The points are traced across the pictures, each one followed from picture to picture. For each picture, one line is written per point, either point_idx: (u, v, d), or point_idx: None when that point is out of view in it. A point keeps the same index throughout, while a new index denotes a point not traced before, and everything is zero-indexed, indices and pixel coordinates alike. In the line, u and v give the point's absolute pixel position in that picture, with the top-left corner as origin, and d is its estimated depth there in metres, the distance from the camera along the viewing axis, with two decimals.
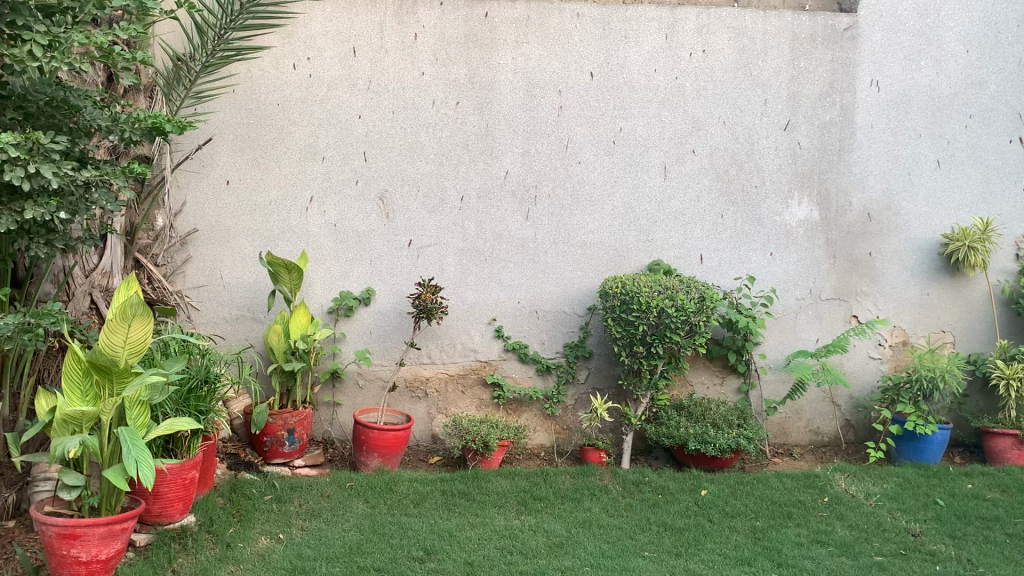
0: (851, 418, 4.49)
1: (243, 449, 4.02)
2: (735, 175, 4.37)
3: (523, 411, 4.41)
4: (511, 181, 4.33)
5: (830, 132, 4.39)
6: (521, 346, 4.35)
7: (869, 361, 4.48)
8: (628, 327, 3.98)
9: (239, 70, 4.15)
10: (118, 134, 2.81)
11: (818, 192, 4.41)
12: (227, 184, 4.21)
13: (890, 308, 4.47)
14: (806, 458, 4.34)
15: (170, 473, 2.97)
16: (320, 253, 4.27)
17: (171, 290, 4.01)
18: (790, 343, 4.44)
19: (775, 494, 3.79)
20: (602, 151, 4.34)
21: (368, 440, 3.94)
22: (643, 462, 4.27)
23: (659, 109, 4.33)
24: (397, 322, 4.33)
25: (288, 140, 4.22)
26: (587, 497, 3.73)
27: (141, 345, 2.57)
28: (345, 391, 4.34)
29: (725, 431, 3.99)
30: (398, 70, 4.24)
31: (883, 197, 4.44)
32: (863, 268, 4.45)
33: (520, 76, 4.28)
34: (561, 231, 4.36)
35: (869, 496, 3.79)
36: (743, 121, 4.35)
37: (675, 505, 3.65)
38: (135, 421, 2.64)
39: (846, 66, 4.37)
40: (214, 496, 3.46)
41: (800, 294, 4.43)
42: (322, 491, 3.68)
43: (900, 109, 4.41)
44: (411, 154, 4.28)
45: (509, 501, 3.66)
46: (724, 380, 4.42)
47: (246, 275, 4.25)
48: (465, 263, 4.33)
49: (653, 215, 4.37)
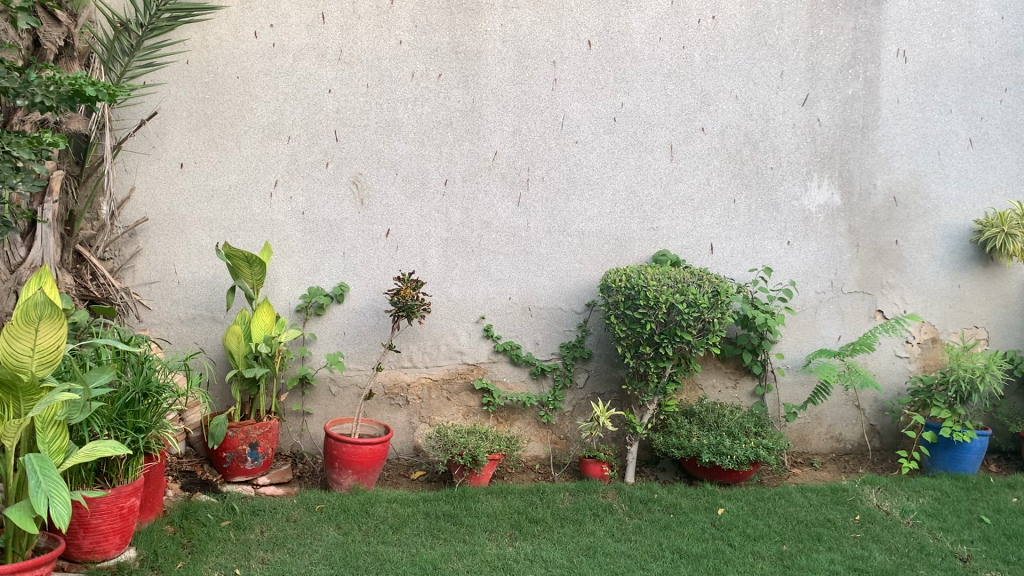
0: (876, 423, 4.08)
1: (199, 465, 3.57)
2: (749, 156, 3.94)
3: (515, 419, 3.97)
4: (500, 163, 3.88)
5: (853, 108, 3.96)
6: (512, 346, 3.91)
7: (895, 360, 4.07)
8: (634, 325, 3.53)
9: (192, 36, 3.70)
10: (29, 99, 2.42)
11: (840, 174, 3.99)
12: (180, 167, 3.75)
13: (919, 302, 4.06)
14: (829, 468, 3.93)
15: (103, 502, 2.52)
16: (286, 245, 3.81)
17: (117, 287, 3.57)
18: (809, 342, 4.03)
19: (801, 512, 3.36)
20: (602, 129, 3.90)
21: (341, 456, 3.49)
22: (648, 475, 3.85)
23: (664, 82, 3.89)
24: (373, 322, 3.87)
25: (250, 118, 3.76)
26: (589, 519, 3.28)
27: (54, 353, 2.10)
28: (317, 399, 3.90)
29: (742, 440, 3.56)
30: (373, 38, 3.78)
31: (911, 178, 4.02)
32: (888, 258, 4.03)
33: (510, 45, 3.83)
34: (556, 219, 3.91)
35: (906, 514, 3.37)
36: (757, 95, 3.92)
37: (690, 527, 3.22)
38: (50, 446, 2.18)
39: (870, 34, 3.94)
40: (161, 525, 2.99)
41: (820, 288, 4.01)
42: (288, 515, 3.22)
43: (929, 81, 3.99)
44: (389, 133, 3.82)
45: (501, 524, 3.21)
46: (738, 382, 4.01)
47: (203, 270, 3.78)
48: (449, 254, 3.89)
49: (658, 200, 3.94)
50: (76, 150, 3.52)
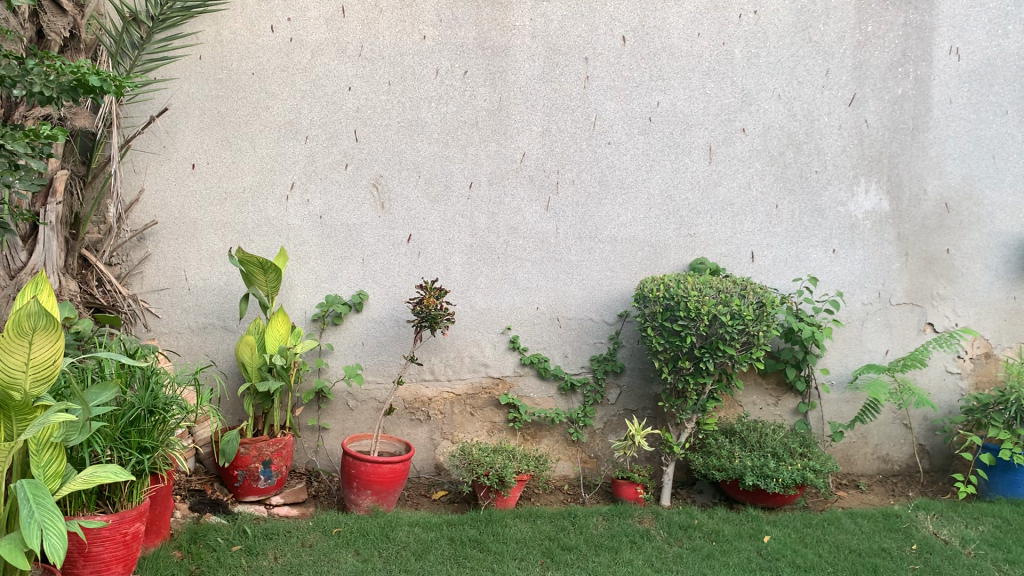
0: (926, 443, 3.85)
1: (210, 484, 3.37)
2: (793, 159, 3.72)
3: (543, 436, 3.75)
4: (528, 165, 3.67)
5: (902, 109, 3.74)
6: (541, 359, 3.69)
7: (946, 376, 3.84)
8: (673, 338, 3.32)
9: (206, 29, 3.51)
10: (25, 88, 2.22)
11: (888, 179, 3.76)
12: (192, 168, 3.55)
13: (971, 314, 3.82)
14: (876, 490, 3.70)
15: (107, 528, 2.28)
16: (302, 251, 3.61)
17: (124, 294, 3.39)
18: (855, 357, 3.80)
19: (853, 541, 3.12)
20: (637, 129, 3.68)
21: (360, 475, 3.27)
22: (685, 497, 3.62)
23: (702, 80, 3.67)
24: (393, 333, 3.66)
25: (265, 116, 3.56)
26: (626, 546, 3.06)
27: (50, 370, 1.89)
28: (333, 413, 3.68)
29: (787, 462, 3.33)
30: (395, 33, 3.58)
31: (963, 183, 3.78)
32: (939, 267, 3.79)
33: (540, 41, 3.62)
34: (587, 224, 3.70)
35: (967, 543, 3.13)
36: (802, 95, 3.70)
37: (735, 556, 2.99)
38: (45, 471, 1.98)
39: (921, 31, 3.71)
40: (168, 551, 2.78)
41: (866, 298, 3.78)
42: (303, 540, 3.00)
43: (984, 81, 3.75)
44: (411, 133, 3.62)
45: (531, 552, 2.98)
46: (780, 399, 3.78)
47: (215, 277, 3.58)
48: (474, 262, 3.68)
49: (695, 205, 3.72)
50: (83, 149, 3.37)
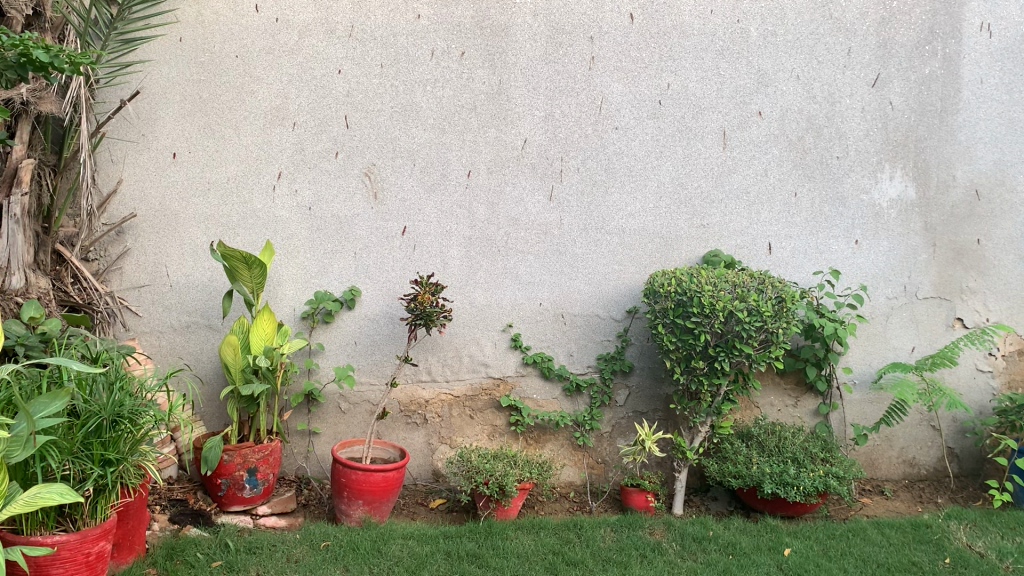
0: (955, 446, 3.62)
1: (192, 493, 3.17)
2: (812, 144, 3.49)
3: (547, 441, 3.53)
4: (530, 152, 3.45)
5: (929, 90, 3.49)
6: (544, 358, 3.48)
7: (977, 374, 3.60)
8: (686, 336, 3.09)
9: (185, 9, 3.29)
10: None
11: (915, 164, 3.52)
12: (173, 158, 3.34)
13: (1004, 308, 3.57)
14: (902, 497, 3.47)
15: (67, 549, 2.06)
16: (290, 244, 3.40)
17: (100, 291, 3.18)
18: (879, 354, 3.57)
19: (881, 554, 2.89)
20: (646, 114, 3.45)
21: (351, 484, 3.06)
22: (699, 505, 3.41)
23: (716, 60, 3.44)
24: (388, 331, 3.45)
25: (249, 102, 3.35)
26: (636, 560, 2.84)
27: None
28: (324, 417, 3.47)
29: (809, 468, 3.10)
30: (388, 12, 3.36)
31: (995, 169, 3.53)
32: (969, 259, 3.55)
33: (542, 19, 3.39)
34: (593, 215, 3.48)
35: (1004, 557, 2.88)
36: (822, 75, 3.47)
37: (753, 571, 2.76)
38: None
39: (950, 6, 3.47)
40: (141, 568, 2.57)
41: (891, 292, 3.55)
42: (288, 554, 2.79)
43: (1019, 59, 3.50)
44: (405, 119, 3.40)
45: (534, 567, 2.76)
46: (799, 400, 3.56)
47: (198, 273, 3.38)
48: (473, 255, 3.46)
49: (708, 194, 3.49)
50: (54, 137, 3.18)
